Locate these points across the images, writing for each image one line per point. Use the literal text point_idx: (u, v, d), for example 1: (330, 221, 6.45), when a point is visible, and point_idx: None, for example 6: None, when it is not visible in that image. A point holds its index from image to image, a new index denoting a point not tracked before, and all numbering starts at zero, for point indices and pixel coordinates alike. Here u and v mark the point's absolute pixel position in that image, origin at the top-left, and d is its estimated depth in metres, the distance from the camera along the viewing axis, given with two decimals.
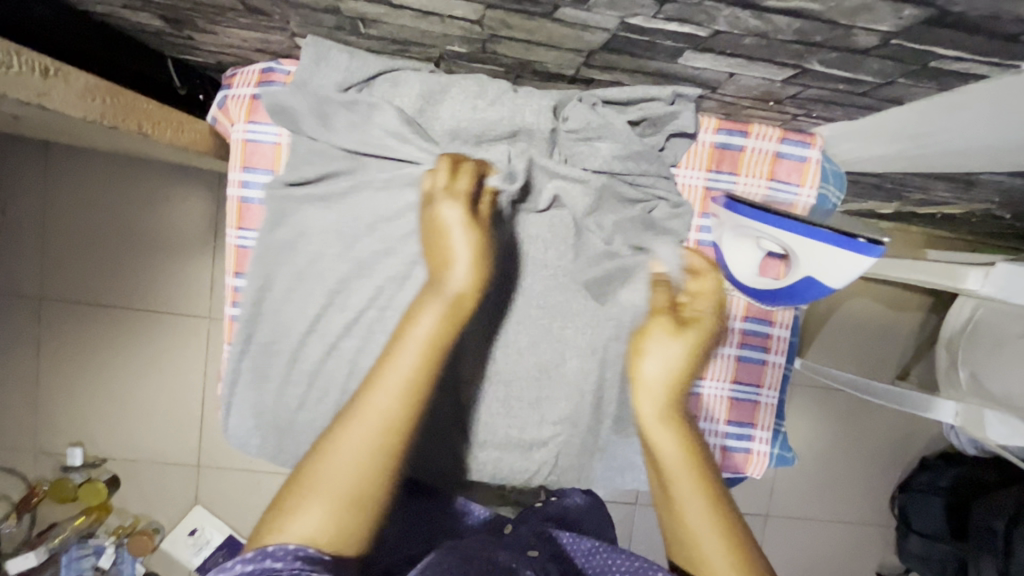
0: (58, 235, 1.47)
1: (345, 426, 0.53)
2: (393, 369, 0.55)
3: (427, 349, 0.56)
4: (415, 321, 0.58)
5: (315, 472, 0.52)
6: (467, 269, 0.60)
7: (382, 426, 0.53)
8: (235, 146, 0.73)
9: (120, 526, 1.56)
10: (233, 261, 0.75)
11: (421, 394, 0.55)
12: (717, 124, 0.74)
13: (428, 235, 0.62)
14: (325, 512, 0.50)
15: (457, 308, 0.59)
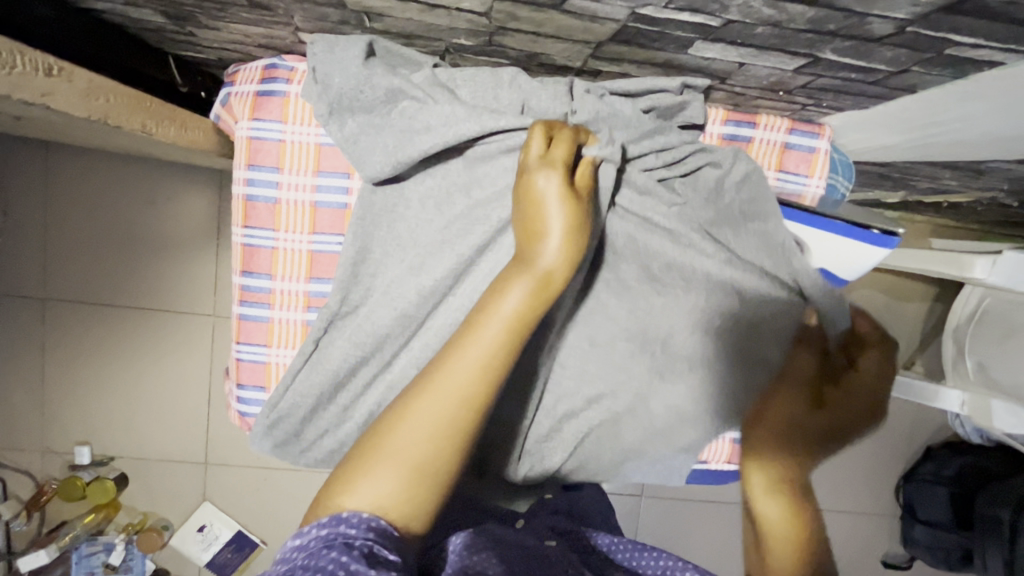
0: (62, 235, 1.47)
1: (423, 391, 0.49)
2: (477, 341, 0.50)
3: (512, 324, 0.51)
4: (501, 296, 0.52)
5: (388, 434, 0.48)
6: (560, 246, 0.53)
7: (459, 397, 0.48)
8: (238, 143, 0.70)
9: (130, 523, 1.57)
10: (239, 261, 0.72)
11: (501, 373, 0.50)
12: (725, 115, 0.73)
13: (520, 202, 0.57)
14: (398, 477, 0.46)
15: (546, 288, 0.52)
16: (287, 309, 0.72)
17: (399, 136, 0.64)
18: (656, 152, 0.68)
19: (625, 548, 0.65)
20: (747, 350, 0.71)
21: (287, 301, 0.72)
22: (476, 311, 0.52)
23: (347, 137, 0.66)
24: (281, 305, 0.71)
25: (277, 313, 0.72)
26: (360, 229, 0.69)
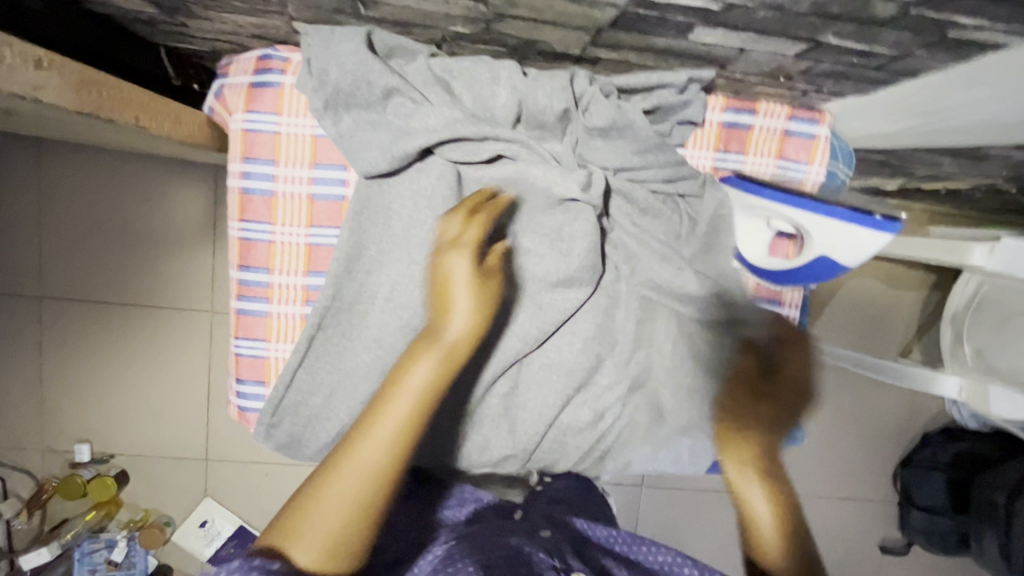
0: (55, 232, 1.45)
1: (330, 473, 0.48)
2: (384, 420, 0.49)
3: (420, 397, 0.51)
4: (407, 370, 0.52)
5: (300, 515, 0.46)
6: (467, 318, 0.56)
7: (369, 474, 0.48)
8: (233, 136, 0.69)
9: (131, 520, 1.57)
10: (235, 255, 0.71)
11: (412, 443, 0.50)
12: (724, 102, 0.72)
13: (434, 279, 0.60)
14: (305, 569, 0.45)
15: (454, 357, 0.54)
16: (286, 303, 0.71)
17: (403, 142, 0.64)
18: (657, 166, 0.70)
19: (625, 540, 0.65)
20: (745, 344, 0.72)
21: (286, 295, 0.71)
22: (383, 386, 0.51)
23: (342, 133, 0.66)
24: (280, 299, 0.71)
25: (275, 307, 0.71)
26: (357, 229, 0.69)
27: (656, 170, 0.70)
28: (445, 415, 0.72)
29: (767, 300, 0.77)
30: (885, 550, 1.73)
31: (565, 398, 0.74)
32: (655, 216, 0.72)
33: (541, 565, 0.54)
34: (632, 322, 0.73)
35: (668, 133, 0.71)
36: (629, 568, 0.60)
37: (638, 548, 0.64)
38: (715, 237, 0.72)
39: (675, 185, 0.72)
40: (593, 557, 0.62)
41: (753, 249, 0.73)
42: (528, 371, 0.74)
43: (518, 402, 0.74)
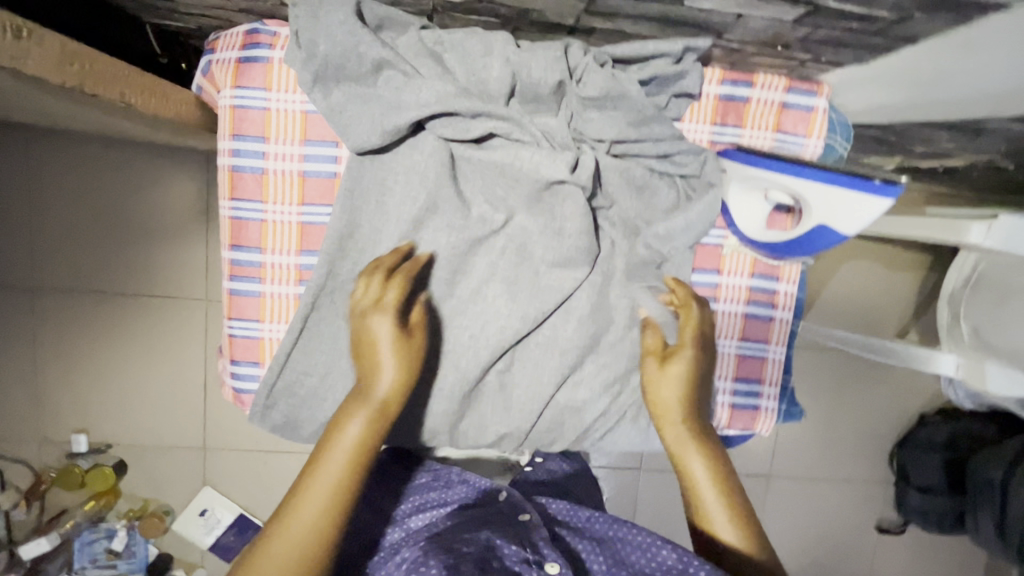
0: (45, 222, 1.43)
1: (267, 541, 0.53)
2: (319, 480, 0.56)
3: (350, 461, 0.58)
4: (341, 429, 0.59)
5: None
6: (393, 380, 0.61)
7: (304, 537, 0.54)
8: (222, 113, 0.68)
9: (131, 510, 1.57)
10: (227, 235, 0.70)
11: (348, 503, 0.57)
12: (721, 75, 0.71)
13: (359, 346, 0.63)
14: None
15: (382, 417, 0.61)
16: (279, 283, 0.70)
17: (394, 116, 0.63)
18: (654, 138, 0.68)
19: (607, 521, 0.68)
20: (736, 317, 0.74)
21: (278, 275, 0.70)
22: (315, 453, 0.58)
23: (332, 107, 0.64)
24: (273, 279, 0.70)
25: (268, 287, 0.70)
26: (350, 211, 0.68)
27: (654, 142, 0.69)
28: (441, 394, 0.72)
29: (764, 275, 0.76)
30: (882, 530, 1.75)
31: (563, 376, 0.73)
32: (651, 192, 0.71)
33: (509, 558, 0.61)
34: (627, 299, 0.72)
35: (665, 106, 0.69)
36: (606, 553, 0.65)
37: (616, 529, 0.67)
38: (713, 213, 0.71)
39: (671, 160, 0.71)
40: (572, 545, 0.66)
41: (748, 222, 0.70)
42: (525, 350, 0.73)
43: (515, 380, 0.74)
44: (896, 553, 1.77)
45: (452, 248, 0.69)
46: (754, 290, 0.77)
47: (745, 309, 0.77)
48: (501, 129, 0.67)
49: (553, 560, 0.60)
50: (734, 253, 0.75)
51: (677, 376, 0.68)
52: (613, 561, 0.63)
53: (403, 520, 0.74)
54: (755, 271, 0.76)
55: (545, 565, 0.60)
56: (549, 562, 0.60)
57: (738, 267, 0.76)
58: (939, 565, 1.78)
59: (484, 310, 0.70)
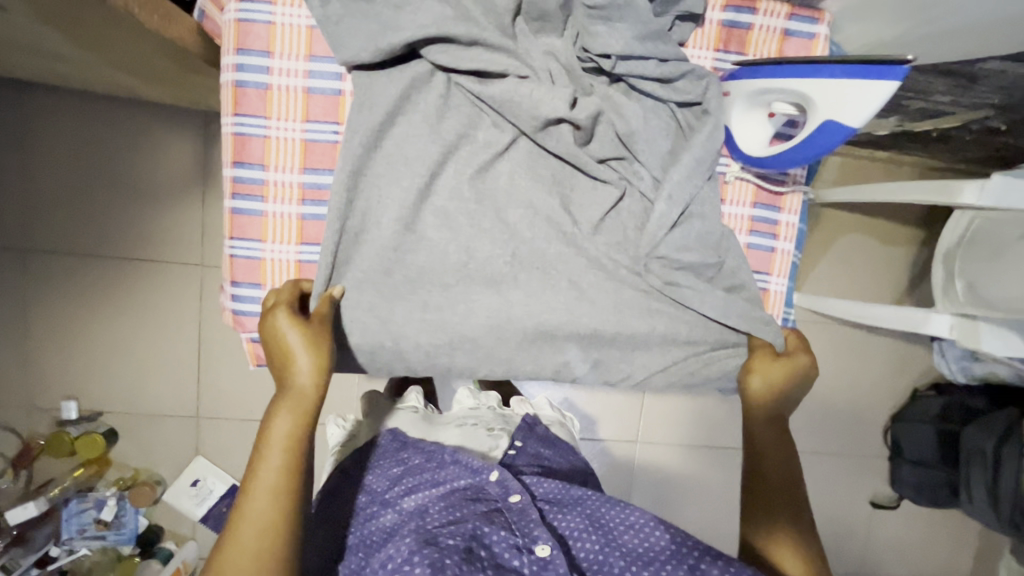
0: (39, 182, 1.41)
1: (222, 557, 0.55)
2: (257, 484, 0.59)
3: (285, 458, 0.61)
4: (270, 428, 0.62)
5: None
6: (307, 361, 0.63)
7: (258, 538, 0.56)
8: (226, 27, 0.67)
9: (121, 479, 1.55)
10: (229, 152, 0.69)
11: (295, 494, 0.60)
12: (724, 1, 0.71)
13: (269, 349, 0.65)
14: None
15: (306, 400, 0.63)
16: (281, 202, 0.70)
17: (399, 26, 0.63)
18: (660, 58, 0.68)
19: (598, 500, 0.73)
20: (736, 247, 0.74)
21: (281, 194, 0.70)
22: (249, 463, 0.60)
23: (339, 19, 0.64)
24: (275, 198, 0.69)
25: (271, 206, 0.70)
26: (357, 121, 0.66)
27: (659, 61, 0.68)
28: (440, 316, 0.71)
29: (767, 205, 0.77)
30: (875, 505, 1.76)
31: (569, 301, 0.71)
32: (656, 117, 0.70)
33: (499, 548, 0.65)
34: (676, 255, 0.71)
35: (669, 27, 0.69)
36: (596, 531, 0.69)
37: (609, 508, 0.71)
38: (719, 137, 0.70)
39: (674, 85, 0.70)
40: (561, 527, 0.70)
41: (751, 143, 0.70)
42: (526, 276, 0.71)
43: None
44: (891, 528, 1.78)
45: (455, 166, 0.69)
46: (756, 220, 0.77)
47: (747, 240, 0.77)
48: (507, 44, 0.66)
49: (546, 542, 0.65)
50: (736, 180, 0.75)
51: (776, 377, 0.74)
52: (602, 543, 0.68)
53: (395, 501, 0.75)
54: (757, 201, 0.77)
55: (535, 549, 0.64)
56: (540, 545, 0.65)
57: (742, 195, 0.76)
58: (932, 540, 1.79)
59: (487, 231, 0.70)
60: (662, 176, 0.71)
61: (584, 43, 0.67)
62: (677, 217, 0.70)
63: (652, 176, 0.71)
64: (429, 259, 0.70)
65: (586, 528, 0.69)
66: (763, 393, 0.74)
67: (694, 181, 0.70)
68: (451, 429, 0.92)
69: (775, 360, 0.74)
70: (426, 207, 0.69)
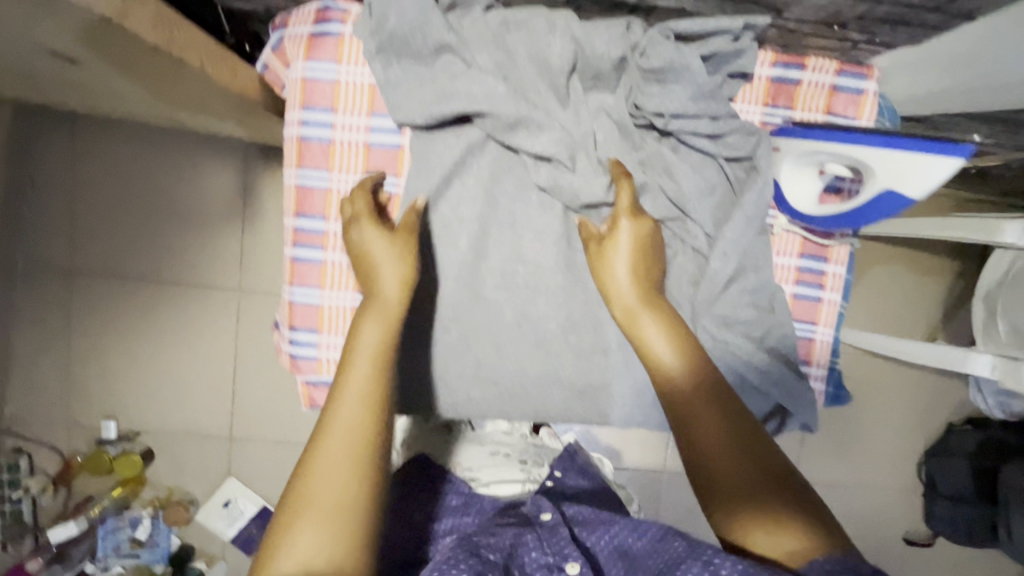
0: (87, 209, 1.46)
1: (318, 449, 0.53)
2: (349, 384, 0.57)
3: (374, 359, 0.59)
4: (358, 334, 0.61)
5: (307, 489, 0.51)
6: (396, 272, 0.64)
7: (352, 433, 0.54)
8: (291, 85, 0.70)
9: (155, 498, 1.57)
10: (291, 203, 0.72)
11: (383, 396, 0.58)
12: (773, 57, 0.73)
13: (354, 264, 0.67)
14: (322, 540, 0.49)
15: (393, 312, 0.63)
16: (340, 251, 0.72)
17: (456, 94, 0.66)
18: (712, 115, 0.69)
19: (626, 526, 0.63)
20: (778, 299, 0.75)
21: (340, 244, 0.72)
22: (341, 361, 0.58)
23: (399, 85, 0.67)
24: (334, 247, 0.72)
25: (329, 255, 0.72)
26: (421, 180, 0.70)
27: (710, 119, 0.70)
28: (493, 360, 0.75)
29: (813, 256, 0.77)
30: (909, 541, 1.71)
31: (610, 362, 0.76)
32: (703, 173, 0.72)
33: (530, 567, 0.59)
34: (731, 313, 0.74)
35: (721, 86, 0.70)
36: (624, 557, 0.60)
37: (636, 533, 0.62)
38: (766, 194, 0.71)
39: (724, 140, 0.71)
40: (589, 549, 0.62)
41: (803, 199, 0.70)
42: (570, 330, 0.75)
43: (561, 352, 0.76)
44: (925, 565, 1.73)
45: (510, 221, 0.73)
46: (803, 270, 0.78)
47: (794, 290, 0.78)
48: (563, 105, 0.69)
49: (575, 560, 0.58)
50: (783, 233, 0.76)
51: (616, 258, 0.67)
52: (630, 567, 0.59)
53: None
54: (804, 252, 0.77)
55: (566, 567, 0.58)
56: (571, 563, 0.58)
57: (789, 247, 0.77)
58: None
59: (539, 284, 0.74)
60: (714, 233, 0.73)
61: (638, 104, 0.69)
62: (731, 271, 0.73)
63: (704, 230, 0.74)
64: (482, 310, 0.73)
65: (616, 554, 0.61)
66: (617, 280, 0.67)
67: (739, 237, 0.72)
68: (484, 454, 0.94)
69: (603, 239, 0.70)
70: (477, 257, 0.73)
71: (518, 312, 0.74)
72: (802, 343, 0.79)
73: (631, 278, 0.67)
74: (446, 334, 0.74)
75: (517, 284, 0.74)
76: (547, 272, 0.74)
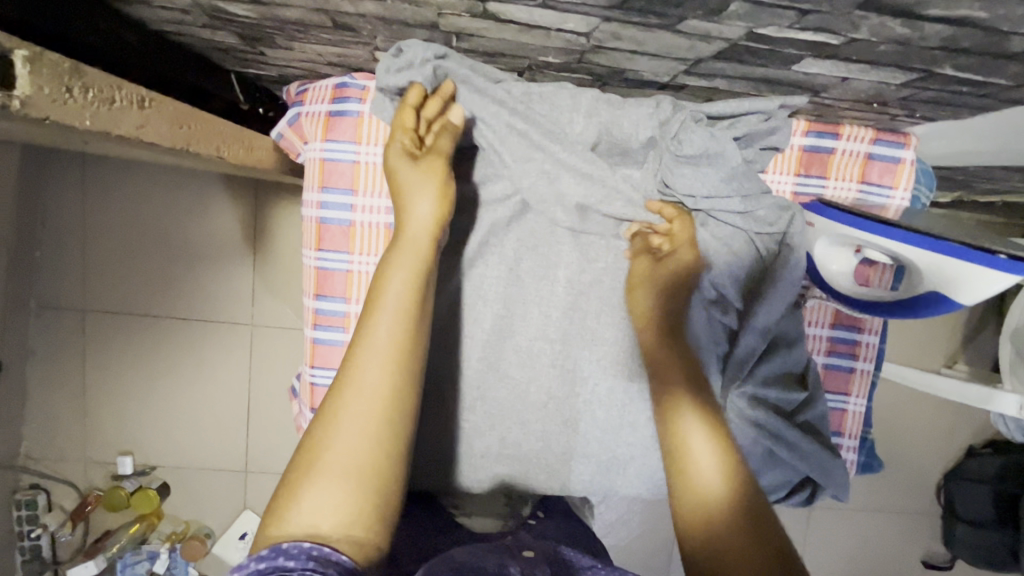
0: (100, 242, 1.40)
1: (335, 408, 0.48)
2: (375, 333, 0.51)
3: (399, 311, 0.53)
4: (384, 281, 0.55)
5: (322, 445, 0.47)
6: (428, 212, 0.59)
7: (373, 397, 0.49)
8: (312, 165, 0.70)
9: (173, 532, 1.47)
10: (311, 284, 0.71)
11: (410, 356, 0.52)
12: (806, 126, 0.71)
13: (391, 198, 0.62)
14: (338, 496, 0.45)
15: (421, 257, 0.57)
16: None
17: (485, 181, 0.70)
18: (742, 194, 0.68)
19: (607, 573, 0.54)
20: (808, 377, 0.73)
21: None
22: (362, 314, 0.52)
23: None
24: (355, 329, 0.71)
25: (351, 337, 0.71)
26: (446, 261, 0.70)
27: (741, 198, 0.68)
28: (519, 439, 0.73)
29: (846, 326, 0.77)
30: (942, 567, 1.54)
31: (639, 438, 0.73)
32: (735, 251, 0.70)
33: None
34: (764, 389, 0.71)
35: (751, 160, 0.69)
36: None
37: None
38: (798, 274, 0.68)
39: (755, 215, 0.69)
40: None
41: (838, 277, 0.68)
42: (599, 407, 0.73)
43: (588, 430, 0.73)
44: None
45: (535, 298, 0.71)
46: (835, 340, 0.77)
47: (826, 360, 0.77)
48: (588, 182, 0.67)
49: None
50: (816, 304, 0.76)
51: (652, 288, 0.69)
52: None
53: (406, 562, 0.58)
54: (837, 322, 0.77)
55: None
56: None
57: (821, 317, 0.76)
58: None
59: (566, 360, 0.72)
60: (744, 309, 0.71)
61: (669, 182, 0.68)
62: (763, 348, 0.70)
63: (733, 305, 0.71)
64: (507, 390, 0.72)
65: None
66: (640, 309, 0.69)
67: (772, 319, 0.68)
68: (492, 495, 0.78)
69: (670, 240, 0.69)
70: (502, 335, 0.71)
71: (545, 387, 0.72)
72: (835, 414, 0.78)
73: (656, 311, 0.68)
74: (471, 411, 0.72)
75: (543, 361, 0.72)
76: (574, 348, 0.72)
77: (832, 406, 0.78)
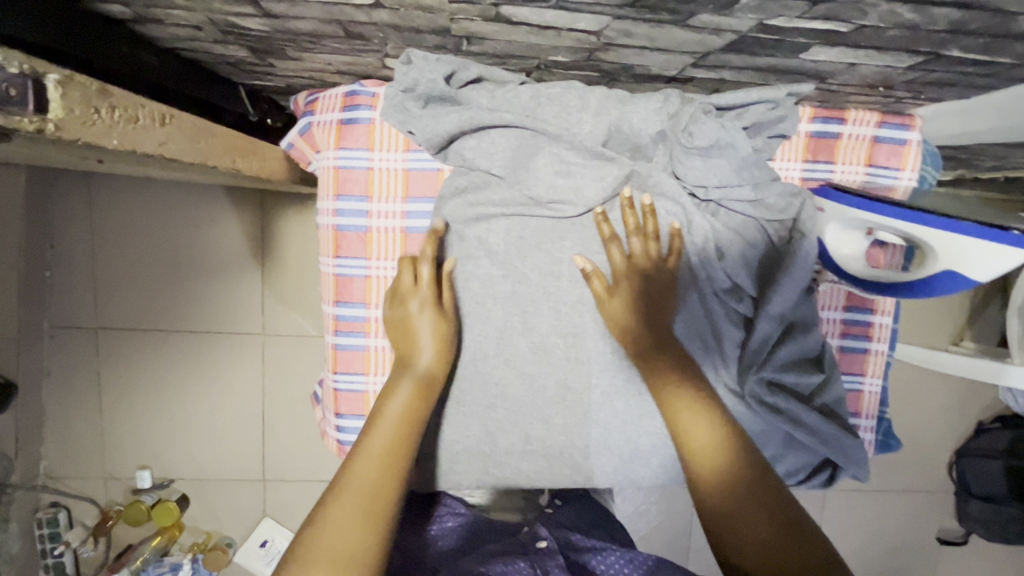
0: (110, 258, 1.40)
1: (329, 504, 0.51)
2: (372, 446, 0.56)
3: (398, 424, 0.59)
4: (388, 399, 0.61)
5: (317, 537, 0.49)
6: (433, 354, 0.65)
7: (367, 493, 0.52)
8: (326, 174, 0.72)
9: (194, 544, 1.46)
10: (331, 291, 0.74)
11: (402, 460, 0.56)
12: (812, 113, 0.72)
13: (393, 334, 0.67)
14: None
15: (427, 386, 0.63)
16: (381, 336, 0.73)
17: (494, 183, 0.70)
18: (753, 182, 0.69)
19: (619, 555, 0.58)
20: (823, 360, 0.73)
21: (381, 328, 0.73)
22: (367, 419, 0.58)
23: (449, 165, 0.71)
24: (376, 332, 0.73)
25: (372, 340, 0.73)
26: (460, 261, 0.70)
27: (752, 186, 0.69)
28: (542, 434, 0.73)
29: (858, 308, 0.78)
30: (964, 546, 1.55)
31: (660, 426, 0.72)
32: (745, 240, 0.71)
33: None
34: (782, 374, 0.70)
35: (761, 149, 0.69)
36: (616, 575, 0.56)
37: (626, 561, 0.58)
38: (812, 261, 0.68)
39: (766, 203, 0.70)
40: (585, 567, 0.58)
41: (851, 262, 0.69)
42: (616, 399, 0.72)
43: (609, 422, 0.72)
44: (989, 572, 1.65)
45: (544, 295, 0.70)
46: (849, 323, 0.78)
47: (840, 342, 0.79)
48: (600, 178, 0.68)
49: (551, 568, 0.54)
50: (827, 287, 0.77)
51: (626, 306, 0.67)
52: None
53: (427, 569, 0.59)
54: (850, 304, 0.78)
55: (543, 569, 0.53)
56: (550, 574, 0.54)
57: (833, 300, 0.78)
58: None
59: (583, 356, 0.71)
60: (758, 297, 0.71)
61: (679, 173, 0.69)
62: (778, 333, 0.70)
63: (748, 293, 0.72)
64: (527, 387, 0.72)
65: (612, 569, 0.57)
66: (617, 318, 0.67)
67: (788, 304, 0.68)
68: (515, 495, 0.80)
69: (645, 260, 0.68)
70: (520, 332, 0.71)
71: (567, 381, 0.72)
72: (851, 395, 0.79)
73: (639, 325, 0.67)
74: (493, 410, 0.72)
75: (562, 357, 0.72)
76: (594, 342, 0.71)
77: (849, 388, 0.79)
